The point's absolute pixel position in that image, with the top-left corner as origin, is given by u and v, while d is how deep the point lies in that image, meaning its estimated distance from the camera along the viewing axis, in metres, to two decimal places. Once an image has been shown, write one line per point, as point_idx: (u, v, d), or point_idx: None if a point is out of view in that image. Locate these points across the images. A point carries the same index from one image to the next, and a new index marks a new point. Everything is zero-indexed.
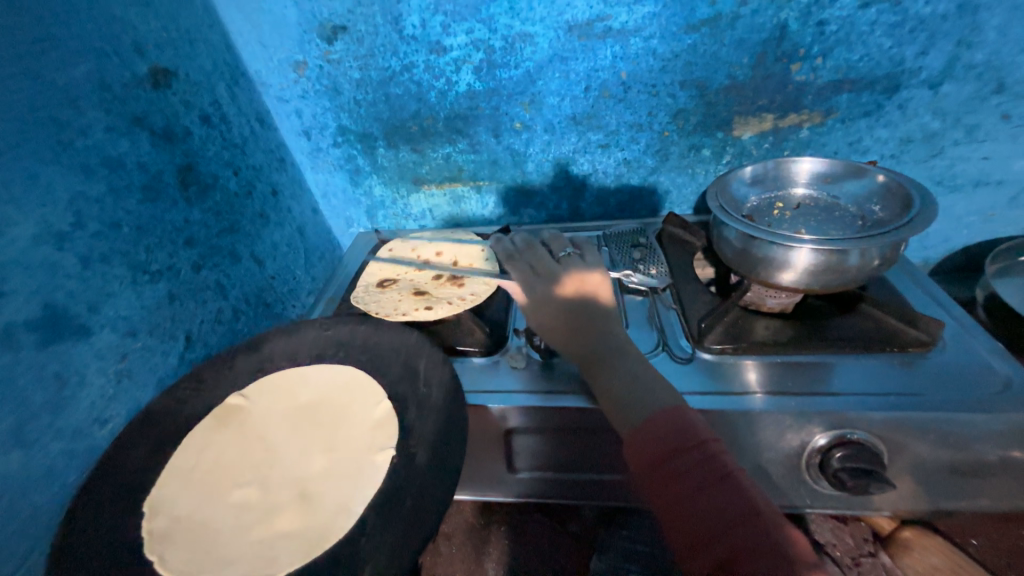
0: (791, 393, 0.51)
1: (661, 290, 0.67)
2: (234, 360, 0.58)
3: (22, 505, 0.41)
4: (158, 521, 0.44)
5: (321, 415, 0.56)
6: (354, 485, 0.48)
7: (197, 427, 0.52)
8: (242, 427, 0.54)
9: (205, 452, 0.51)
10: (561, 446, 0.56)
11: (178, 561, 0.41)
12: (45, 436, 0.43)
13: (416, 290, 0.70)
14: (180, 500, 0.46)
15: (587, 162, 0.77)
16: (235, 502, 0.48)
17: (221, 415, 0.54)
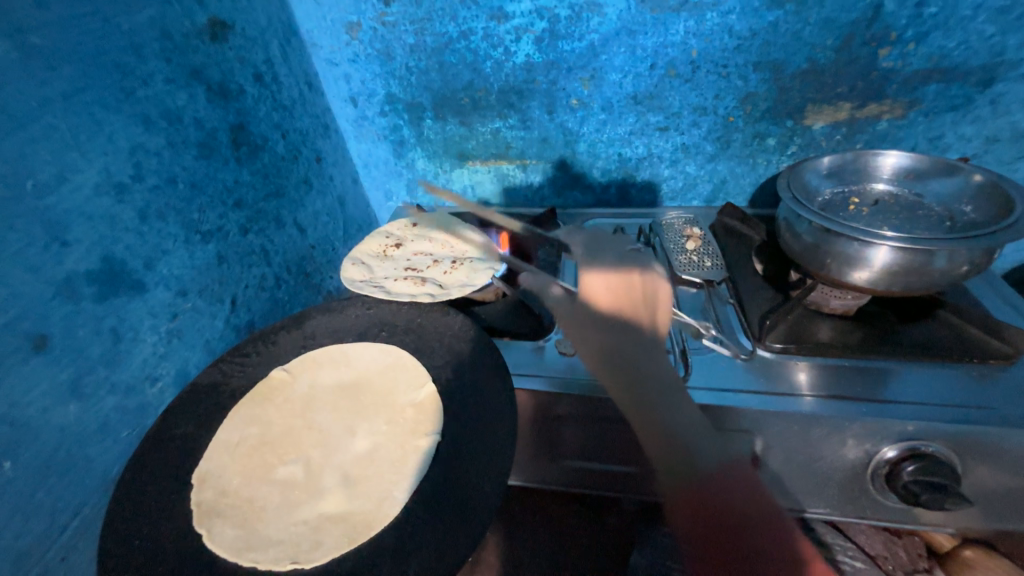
0: (857, 398, 0.48)
1: (717, 284, 0.64)
2: (278, 336, 0.56)
3: (79, 456, 0.41)
4: (206, 493, 0.43)
5: (364, 396, 0.54)
6: (398, 472, 0.46)
7: (240, 401, 0.50)
8: (285, 403, 0.53)
9: (249, 427, 0.49)
10: (607, 440, 0.54)
11: (226, 537, 0.40)
12: (100, 390, 0.43)
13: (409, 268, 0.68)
14: (227, 473, 0.46)
15: (642, 146, 0.74)
16: (282, 479, 0.48)
17: (265, 390, 0.52)
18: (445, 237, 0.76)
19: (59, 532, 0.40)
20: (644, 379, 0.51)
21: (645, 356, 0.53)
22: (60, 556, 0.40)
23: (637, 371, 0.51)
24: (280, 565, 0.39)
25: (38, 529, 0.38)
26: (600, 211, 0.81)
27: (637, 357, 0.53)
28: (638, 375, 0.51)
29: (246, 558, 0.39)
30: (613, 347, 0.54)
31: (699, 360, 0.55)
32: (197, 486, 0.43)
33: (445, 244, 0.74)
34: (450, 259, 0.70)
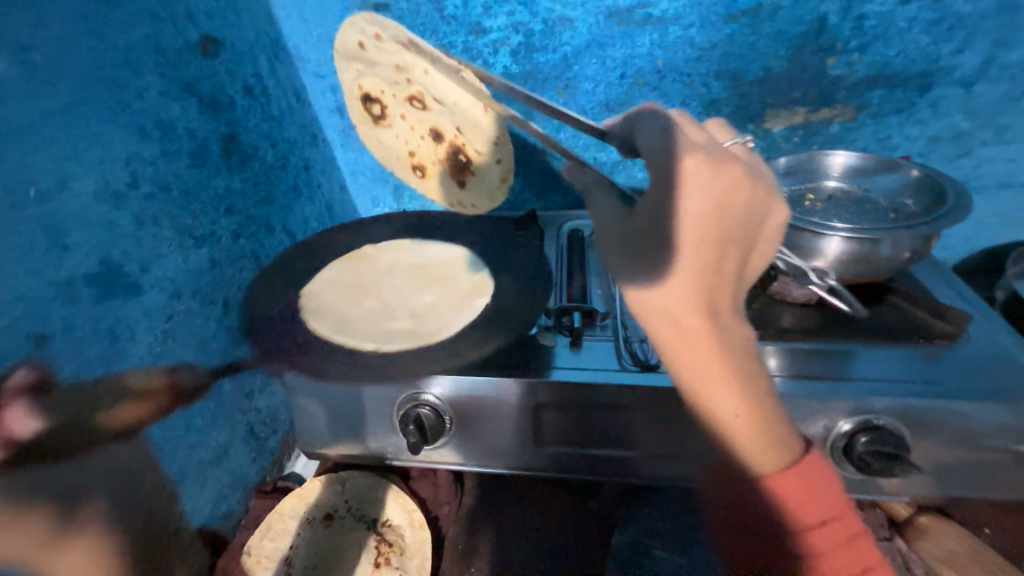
0: (818, 376, 0.52)
1: None
2: (364, 227, 0.80)
3: (78, 450, 0.43)
4: (312, 301, 0.66)
5: (430, 271, 0.76)
6: (454, 317, 0.66)
7: (340, 259, 0.75)
8: (372, 266, 0.77)
9: (340, 267, 0.73)
10: (585, 423, 0.57)
11: (324, 324, 0.62)
12: (100, 387, 0.45)
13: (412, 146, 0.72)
14: (331, 292, 0.68)
15: (616, 150, 0.78)
16: (365, 306, 0.68)
17: (355, 257, 0.76)
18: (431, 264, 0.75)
19: (59, 524, 0.42)
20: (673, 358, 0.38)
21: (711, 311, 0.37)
22: None
23: (731, 346, 0.38)
24: (361, 343, 0.60)
25: None
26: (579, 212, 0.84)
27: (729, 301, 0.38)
28: (725, 331, 0.38)
29: (340, 339, 0.60)
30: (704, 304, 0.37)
31: None
32: (309, 297, 0.66)
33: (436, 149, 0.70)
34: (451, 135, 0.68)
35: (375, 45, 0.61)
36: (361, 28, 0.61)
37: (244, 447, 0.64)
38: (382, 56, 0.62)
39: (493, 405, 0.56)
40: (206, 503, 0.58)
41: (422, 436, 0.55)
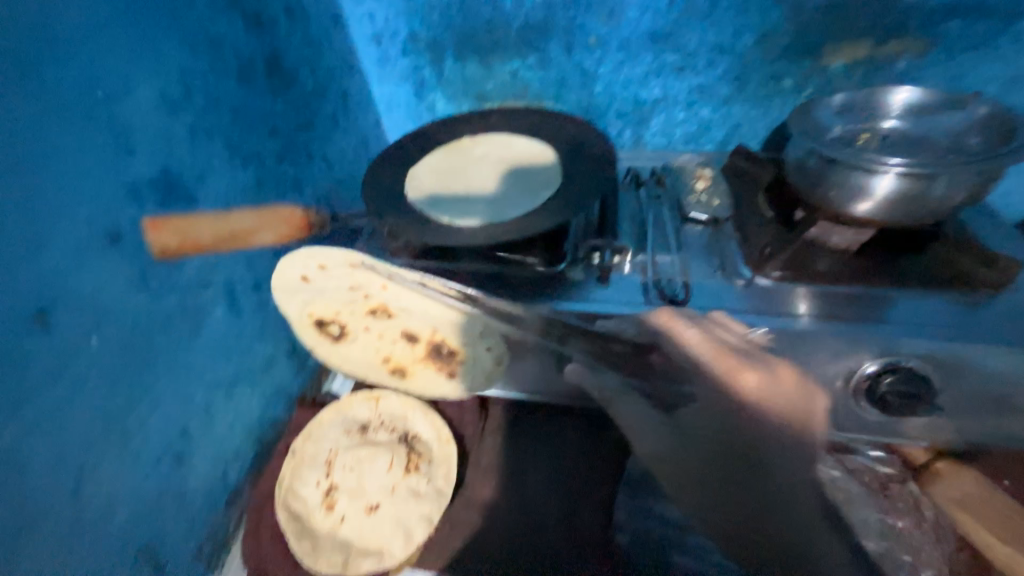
0: (842, 319, 0.53)
1: (722, 223, 0.66)
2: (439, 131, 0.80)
3: (148, 340, 0.48)
4: (417, 173, 0.74)
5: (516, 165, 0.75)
6: (525, 202, 0.68)
7: (437, 149, 0.78)
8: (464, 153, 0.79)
9: (437, 152, 0.78)
10: (610, 353, 0.59)
11: (417, 198, 0.69)
12: (164, 286, 0.49)
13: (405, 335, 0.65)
14: (425, 175, 0.74)
15: (658, 87, 0.76)
16: (453, 189, 0.72)
17: (451, 146, 0.79)
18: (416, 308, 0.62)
19: (135, 403, 0.47)
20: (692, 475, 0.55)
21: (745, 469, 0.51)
22: (137, 422, 0.48)
23: (769, 472, 0.51)
24: (438, 219, 0.66)
25: (119, 395, 0.46)
26: (622, 154, 0.82)
27: (765, 457, 0.51)
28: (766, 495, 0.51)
29: (426, 209, 0.67)
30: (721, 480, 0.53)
31: (699, 285, 0.58)
32: (411, 178, 0.73)
33: (422, 315, 0.63)
34: (432, 340, 0.65)
35: (319, 274, 0.61)
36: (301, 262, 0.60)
37: (287, 361, 0.69)
38: (332, 283, 0.61)
39: (517, 334, 0.60)
40: (255, 407, 0.64)
41: None
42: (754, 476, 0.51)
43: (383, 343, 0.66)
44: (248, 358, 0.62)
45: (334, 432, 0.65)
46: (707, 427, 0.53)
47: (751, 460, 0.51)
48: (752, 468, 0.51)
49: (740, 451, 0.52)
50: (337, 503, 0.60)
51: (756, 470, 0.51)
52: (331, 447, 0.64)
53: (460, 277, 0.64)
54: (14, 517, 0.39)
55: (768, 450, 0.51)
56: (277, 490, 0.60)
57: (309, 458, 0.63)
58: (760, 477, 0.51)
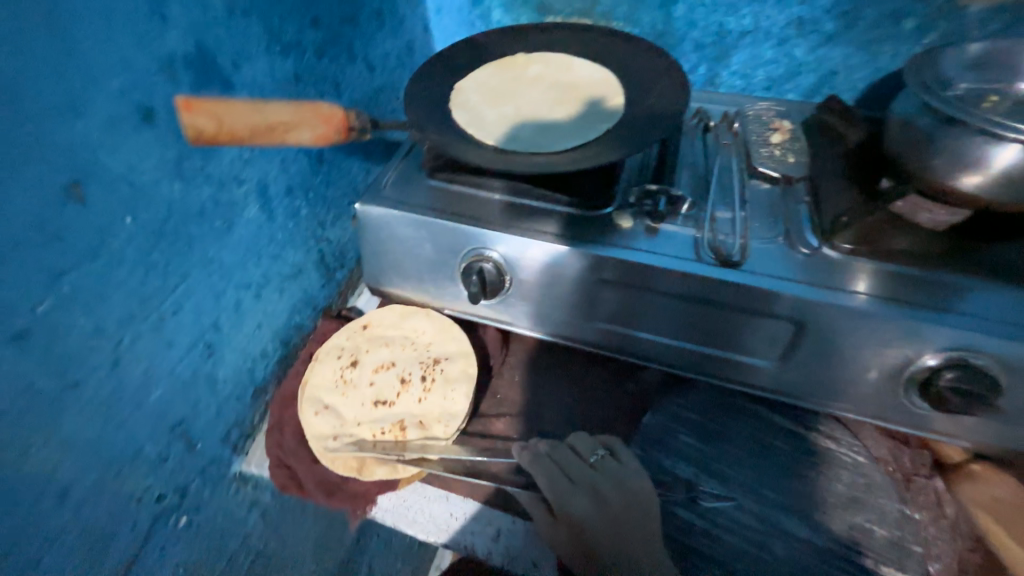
0: (908, 303, 0.48)
1: (795, 182, 0.59)
2: (492, 44, 0.73)
3: (182, 230, 0.47)
4: (465, 87, 0.68)
5: (572, 92, 0.68)
6: (578, 134, 0.63)
7: (487, 64, 0.71)
8: (516, 72, 0.71)
9: (487, 67, 0.71)
10: (647, 306, 0.56)
11: (462, 117, 0.64)
12: (198, 176, 0.48)
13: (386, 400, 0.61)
14: (472, 92, 0.68)
15: (748, 16, 0.67)
16: (501, 110, 0.66)
17: (502, 62, 0.71)
18: (406, 331, 0.66)
19: (168, 292, 0.48)
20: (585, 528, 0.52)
21: (584, 506, 0.53)
22: (171, 310, 0.48)
23: (605, 544, 0.51)
24: (484, 142, 0.61)
25: (154, 281, 0.46)
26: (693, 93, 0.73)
27: (603, 558, 0.50)
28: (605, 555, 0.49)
29: (471, 130, 0.63)
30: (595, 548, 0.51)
31: (758, 248, 0.54)
32: (458, 93, 0.67)
33: (408, 343, 0.65)
34: (419, 371, 0.63)
35: (359, 334, 0.67)
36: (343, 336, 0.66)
37: (315, 272, 0.69)
38: (368, 346, 0.66)
39: (551, 274, 0.57)
40: (283, 312, 0.65)
41: (482, 289, 0.58)
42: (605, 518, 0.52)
43: (367, 410, 0.61)
44: (278, 264, 0.61)
45: (361, 394, 0.62)
46: (589, 513, 0.52)
47: (609, 523, 0.51)
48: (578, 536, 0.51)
49: (595, 534, 0.51)
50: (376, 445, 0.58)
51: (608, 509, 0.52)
52: (359, 406, 0.61)
53: (499, 209, 0.60)
54: (60, 381, 0.40)
55: (608, 550, 0.51)
56: (304, 394, 0.62)
57: (329, 384, 0.63)
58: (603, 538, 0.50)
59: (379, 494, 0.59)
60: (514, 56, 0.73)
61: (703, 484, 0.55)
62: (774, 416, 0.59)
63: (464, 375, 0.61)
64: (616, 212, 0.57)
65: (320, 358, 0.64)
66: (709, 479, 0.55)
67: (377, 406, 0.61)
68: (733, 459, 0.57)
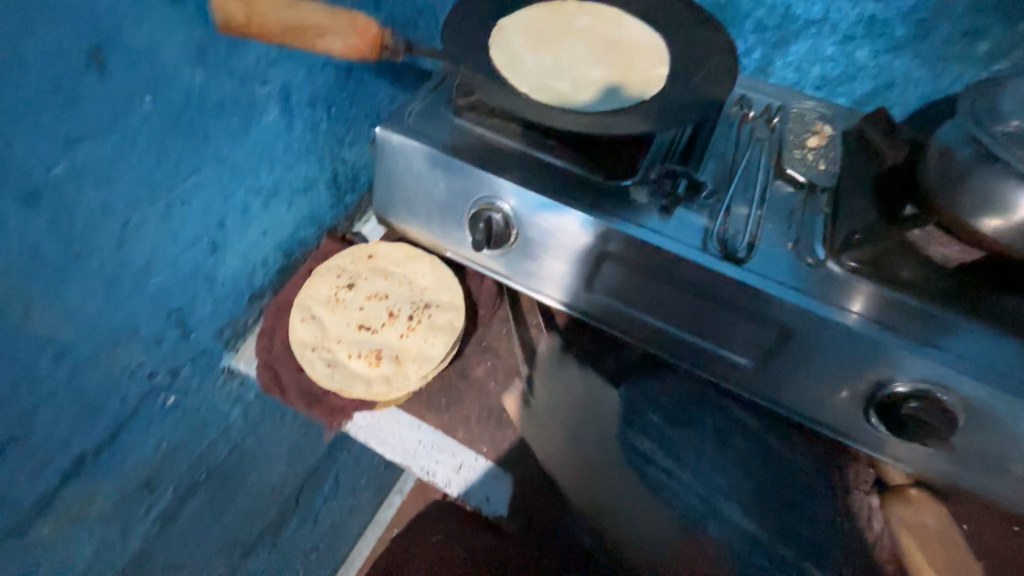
0: (893, 329, 0.50)
1: (819, 191, 0.58)
2: None
3: (199, 122, 0.47)
4: (507, 27, 0.65)
5: (616, 53, 0.66)
6: (613, 98, 0.61)
7: (535, 6, 0.67)
8: (564, 22, 0.68)
9: (534, 10, 0.67)
10: (644, 284, 0.57)
11: (498, 57, 0.61)
12: (221, 67, 0.46)
13: (369, 328, 0.63)
14: (514, 33, 0.64)
15: (821, 5, 0.63)
16: (540, 57, 0.63)
17: (551, 8, 0.68)
18: (406, 271, 0.67)
19: (179, 181, 0.48)
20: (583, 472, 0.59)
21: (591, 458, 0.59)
22: (180, 199, 0.49)
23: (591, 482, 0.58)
24: (518, 89, 0.59)
25: (166, 168, 0.46)
26: (743, 79, 0.70)
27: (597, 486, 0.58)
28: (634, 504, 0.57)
29: (505, 72, 0.60)
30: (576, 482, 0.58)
31: (766, 250, 0.54)
32: (500, 31, 0.64)
33: (404, 282, 0.66)
34: (408, 310, 0.64)
35: (365, 263, 0.68)
36: (344, 262, 0.67)
37: (325, 190, 0.68)
38: (366, 278, 0.67)
39: (557, 236, 0.58)
40: (288, 224, 0.65)
41: (486, 238, 0.58)
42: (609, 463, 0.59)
43: (350, 330, 0.63)
44: (290, 175, 0.61)
45: (348, 314, 0.64)
46: (586, 454, 0.59)
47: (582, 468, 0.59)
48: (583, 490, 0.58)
49: (588, 464, 0.59)
50: (351, 362, 0.60)
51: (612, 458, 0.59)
52: (343, 324, 0.63)
53: (518, 160, 0.59)
54: (67, 247, 0.41)
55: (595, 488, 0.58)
56: (296, 306, 0.63)
57: (319, 304, 0.64)
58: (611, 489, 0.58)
59: (356, 412, 0.61)
60: (564, 3, 0.69)
61: (657, 460, 0.58)
62: (740, 411, 0.62)
63: (449, 326, 0.63)
64: (633, 187, 0.57)
65: (318, 278, 0.66)
66: (664, 456, 0.59)
67: (360, 329, 0.63)
68: (693, 444, 0.60)
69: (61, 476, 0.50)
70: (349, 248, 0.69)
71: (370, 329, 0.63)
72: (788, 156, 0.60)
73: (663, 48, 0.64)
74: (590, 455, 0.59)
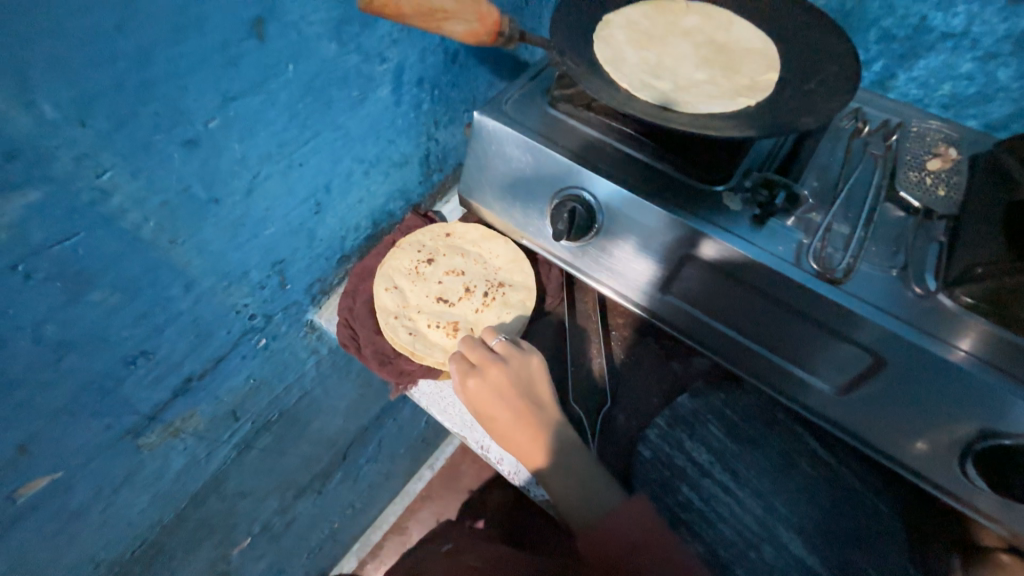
0: (1003, 373, 0.46)
1: (936, 218, 0.54)
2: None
3: (325, 92, 0.51)
4: (613, 22, 0.65)
5: (723, 56, 0.64)
6: (716, 101, 0.60)
7: (643, 3, 0.67)
8: (670, 20, 0.67)
9: (641, 7, 0.67)
10: (725, 293, 0.56)
11: (602, 51, 0.62)
12: (352, 43, 0.50)
13: (446, 301, 0.66)
14: (619, 29, 0.65)
15: (963, 17, 0.58)
16: (643, 55, 0.63)
17: (658, 6, 0.67)
18: (481, 250, 0.70)
19: (301, 145, 0.53)
20: (559, 469, 0.56)
21: (567, 458, 0.56)
22: (299, 161, 0.54)
23: (567, 480, 0.56)
24: (618, 83, 0.59)
25: (293, 131, 0.51)
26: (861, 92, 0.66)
27: (571, 485, 0.56)
28: (575, 476, 0.56)
29: (608, 67, 0.60)
30: (555, 477, 0.56)
31: (866, 272, 0.50)
32: (605, 25, 0.64)
33: (479, 260, 0.69)
34: (483, 287, 0.67)
35: (444, 241, 0.71)
36: (426, 237, 0.71)
37: (417, 168, 0.72)
38: (444, 253, 0.70)
39: (640, 232, 0.58)
40: (381, 196, 0.69)
41: (569, 227, 0.58)
42: (564, 440, 0.57)
43: (428, 300, 0.66)
44: (390, 150, 0.65)
45: (428, 286, 0.67)
46: (565, 455, 0.56)
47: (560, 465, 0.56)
48: (544, 462, 0.57)
49: (565, 463, 0.56)
50: (430, 331, 0.64)
51: (572, 437, 0.57)
52: (423, 295, 0.67)
53: (611, 154, 0.59)
54: (208, 192, 0.47)
55: (570, 486, 0.56)
56: (380, 274, 0.67)
57: (399, 274, 0.68)
58: (558, 461, 0.56)
59: (422, 378, 0.65)
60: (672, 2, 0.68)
61: (714, 473, 0.57)
62: (810, 439, 0.59)
63: (522, 306, 0.65)
64: (727, 193, 0.55)
65: (399, 250, 0.70)
66: (722, 470, 0.57)
67: (438, 301, 0.66)
68: (754, 464, 0.57)
69: (173, 391, 0.57)
70: (429, 225, 0.72)
71: (448, 301, 0.66)
72: (903, 176, 0.56)
73: (775, 52, 0.62)
74: (567, 456, 0.56)
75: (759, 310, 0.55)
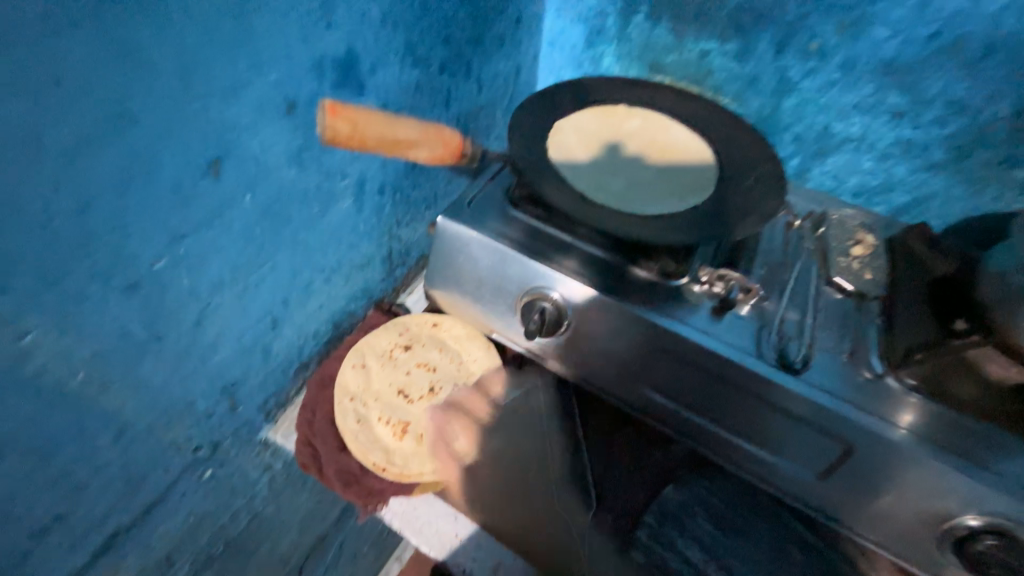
0: (958, 453, 0.48)
1: (869, 299, 0.59)
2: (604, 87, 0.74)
3: (285, 213, 0.50)
4: (564, 126, 0.69)
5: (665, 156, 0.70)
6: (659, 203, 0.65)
7: (592, 104, 0.71)
8: (615, 121, 0.72)
9: (590, 108, 0.71)
10: (695, 384, 0.57)
11: (557, 157, 0.65)
12: (314, 165, 0.50)
13: (407, 396, 0.64)
14: (570, 133, 0.69)
15: (859, 125, 0.69)
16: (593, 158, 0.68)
17: (605, 108, 0.72)
18: (463, 349, 0.67)
19: (258, 266, 0.50)
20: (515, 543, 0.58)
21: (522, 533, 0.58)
22: (255, 281, 0.51)
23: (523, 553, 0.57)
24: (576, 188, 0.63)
25: (248, 254, 0.49)
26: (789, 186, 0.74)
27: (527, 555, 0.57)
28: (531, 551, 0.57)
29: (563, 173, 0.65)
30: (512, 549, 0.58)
31: (823, 359, 0.54)
32: (557, 131, 0.68)
33: (455, 359, 0.66)
34: (449, 391, 0.64)
35: (431, 328, 0.69)
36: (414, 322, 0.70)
37: (379, 266, 0.71)
38: (422, 343, 0.68)
39: (609, 329, 0.59)
40: (341, 299, 0.67)
41: (540, 328, 0.58)
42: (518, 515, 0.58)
43: (388, 393, 0.63)
44: (352, 254, 0.64)
45: (394, 375, 0.65)
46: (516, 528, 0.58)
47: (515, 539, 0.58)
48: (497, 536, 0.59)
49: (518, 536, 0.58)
50: (378, 425, 0.62)
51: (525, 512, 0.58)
52: (386, 384, 0.64)
53: (574, 253, 0.61)
54: (150, 331, 0.43)
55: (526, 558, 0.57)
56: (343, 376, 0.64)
57: (374, 365, 0.65)
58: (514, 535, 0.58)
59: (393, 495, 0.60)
60: (619, 102, 0.72)
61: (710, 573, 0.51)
62: (797, 524, 0.56)
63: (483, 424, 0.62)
64: (688, 288, 0.58)
65: (376, 338, 0.67)
66: (717, 569, 0.52)
67: (398, 395, 0.63)
68: (749, 561, 0.52)
69: (94, 553, 0.49)
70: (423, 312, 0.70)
71: (407, 398, 0.63)
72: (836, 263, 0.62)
73: (711, 154, 0.67)
74: (518, 531, 0.58)
75: (728, 399, 0.55)
